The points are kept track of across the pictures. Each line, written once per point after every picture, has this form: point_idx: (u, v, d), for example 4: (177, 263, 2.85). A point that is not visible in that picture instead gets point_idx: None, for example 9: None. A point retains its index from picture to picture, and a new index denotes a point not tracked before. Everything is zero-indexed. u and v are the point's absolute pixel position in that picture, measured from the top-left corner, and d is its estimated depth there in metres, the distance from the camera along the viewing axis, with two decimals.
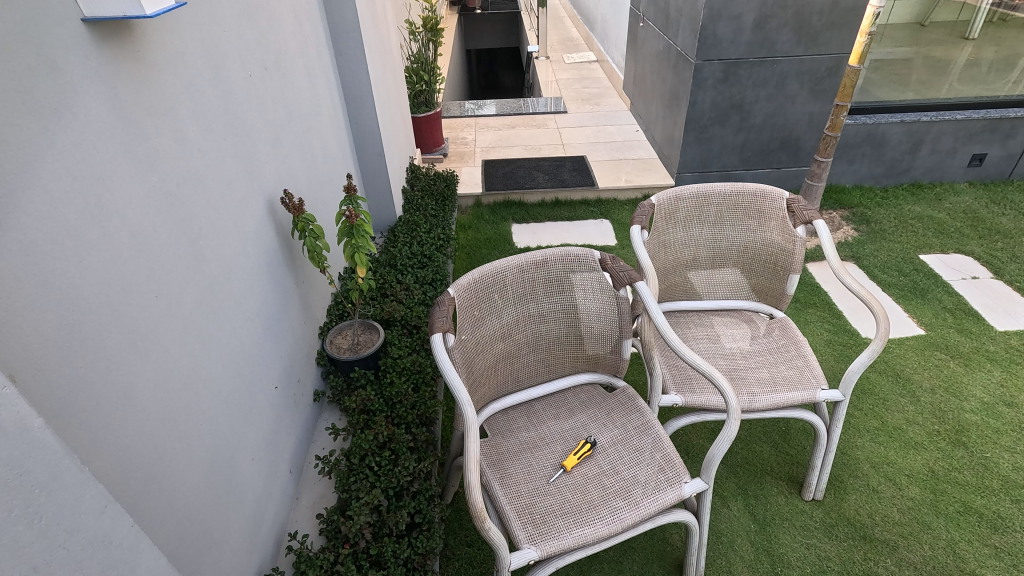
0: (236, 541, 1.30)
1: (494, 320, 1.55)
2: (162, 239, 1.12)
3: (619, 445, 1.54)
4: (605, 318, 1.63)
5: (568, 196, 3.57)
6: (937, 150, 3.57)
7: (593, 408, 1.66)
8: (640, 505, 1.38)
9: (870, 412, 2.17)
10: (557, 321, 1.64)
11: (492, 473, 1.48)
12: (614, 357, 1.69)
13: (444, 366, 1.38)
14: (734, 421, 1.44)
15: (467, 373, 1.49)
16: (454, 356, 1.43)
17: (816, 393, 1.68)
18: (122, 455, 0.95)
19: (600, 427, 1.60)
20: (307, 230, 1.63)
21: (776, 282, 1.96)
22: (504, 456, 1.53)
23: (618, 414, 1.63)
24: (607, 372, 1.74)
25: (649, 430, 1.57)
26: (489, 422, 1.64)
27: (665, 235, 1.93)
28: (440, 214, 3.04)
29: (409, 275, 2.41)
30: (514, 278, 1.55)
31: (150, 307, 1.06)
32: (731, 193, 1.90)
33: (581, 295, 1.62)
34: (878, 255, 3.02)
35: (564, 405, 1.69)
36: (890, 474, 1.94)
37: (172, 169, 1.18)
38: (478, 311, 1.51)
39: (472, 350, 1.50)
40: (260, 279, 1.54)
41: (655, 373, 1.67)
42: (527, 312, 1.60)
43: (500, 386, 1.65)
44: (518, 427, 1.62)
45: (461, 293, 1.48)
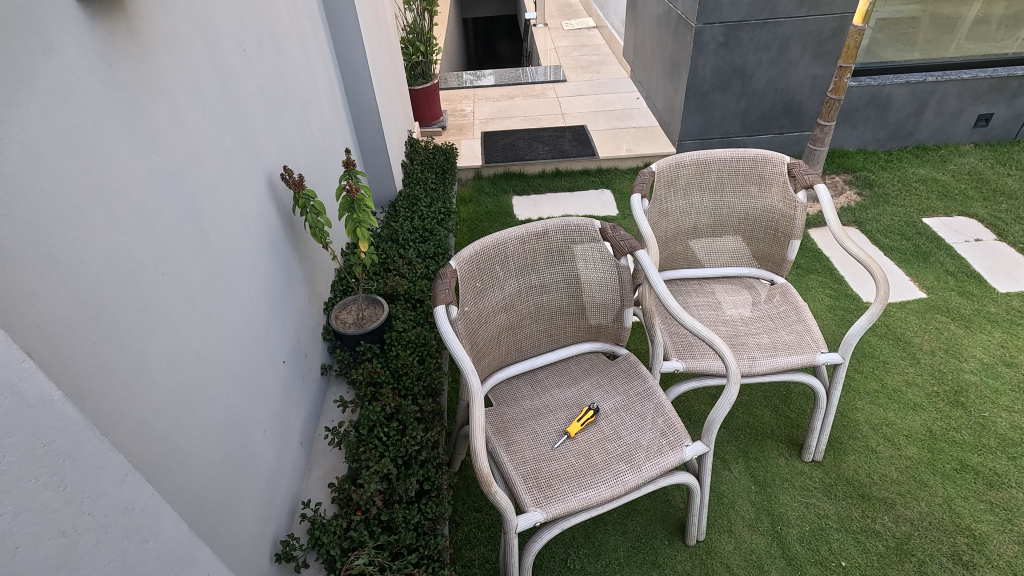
0: (253, 509, 1.34)
1: (496, 292, 1.58)
2: (167, 218, 1.13)
3: (622, 410, 1.57)
4: (607, 288, 1.65)
5: (569, 167, 3.54)
6: (942, 112, 3.51)
7: (595, 375, 1.69)
8: (642, 469, 1.42)
9: (870, 375, 2.19)
10: (559, 292, 1.66)
11: (496, 439, 1.51)
12: (616, 326, 1.71)
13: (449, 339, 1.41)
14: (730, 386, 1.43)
15: (471, 344, 1.52)
16: (457, 328, 1.45)
17: (816, 356, 1.69)
18: (141, 429, 0.98)
19: (603, 393, 1.63)
20: (308, 207, 1.63)
21: (776, 248, 1.96)
22: (508, 422, 1.56)
23: (620, 380, 1.66)
24: (609, 341, 1.76)
25: (651, 395, 1.59)
26: (493, 392, 1.67)
27: (666, 203, 1.92)
28: (441, 187, 3.02)
29: (411, 249, 2.42)
30: (515, 251, 1.57)
31: (158, 285, 1.08)
32: (731, 159, 1.89)
33: (581, 266, 1.63)
34: (880, 219, 3.01)
35: (567, 373, 1.72)
36: (888, 435, 1.98)
37: (173, 147, 1.18)
38: (480, 283, 1.53)
39: (475, 323, 1.53)
40: (264, 256, 1.56)
41: (656, 341, 1.68)
42: (528, 283, 1.62)
43: (503, 356, 1.67)
44: (523, 395, 1.65)
45: (464, 267, 1.50)
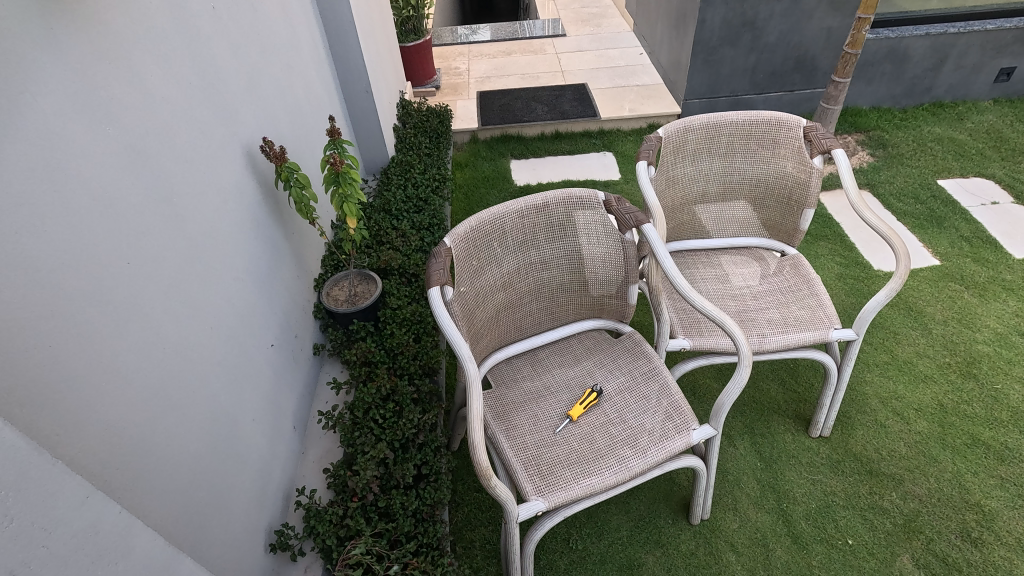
0: (244, 501, 1.30)
1: (494, 269, 1.49)
2: (132, 199, 1.03)
3: (627, 391, 1.51)
4: (610, 263, 1.57)
5: (569, 129, 3.38)
6: (962, 66, 3.34)
7: (598, 353, 1.62)
8: (648, 454, 1.37)
9: (880, 346, 2.13)
10: (559, 268, 1.57)
11: (496, 423, 1.45)
12: (621, 303, 1.63)
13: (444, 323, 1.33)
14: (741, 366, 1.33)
15: (468, 325, 1.44)
16: (453, 310, 1.37)
17: (828, 333, 1.62)
18: (112, 432, 0.91)
19: (606, 374, 1.56)
20: (291, 180, 1.52)
21: (788, 217, 1.86)
22: (508, 405, 1.50)
23: (624, 359, 1.59)
24: (612, 318, 1.68)
25: (656, 376, 1.53)
26: (492, 373, 1.61)
27: (673, 170, 1.81)
28: (435, 152, 2.88)
29: (405, 220, 2.31)
30: (513, 226, 1.47)
31: (124, 275, 0.99)
32: (743, 122, 1.77)
33: (583, 240, 1.54)
34: (893, 182, 2.89)
35: (568, 351, 1.65)
36: (897, 409, 1.93)
37: (135, 120, 1.07)
38: (477, 261, 1.44)
39: (472, 303, 1.45)
40: (246, 235, 1.46)
41: (662, 319, 1.60)
42: (527, 260, 1.53)
43: (502, 336, 1.60)
44: (523, 376, 1.59)
45: (459, 244, 1.40)
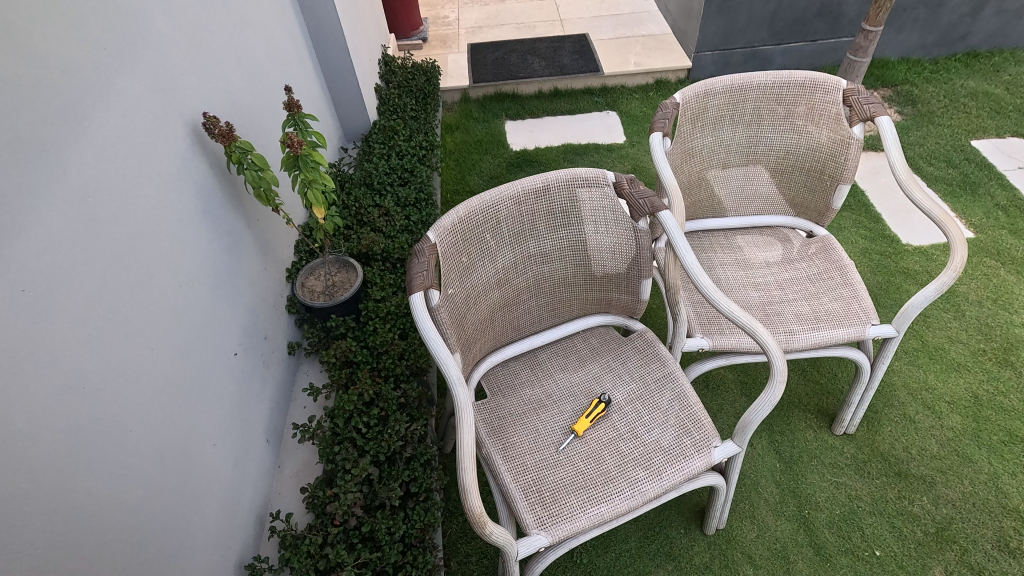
0: (204, 540, 1.15)
1: (487, 265, 1.29)
2: (26, 209, 0.82)
3: (638, 401, 1.34)
4: (620, 254, 1.37)
5: (569, 85, 3.09)
6: (1002, 10, 3.02)
7: (605, 354, 1.44)
8: (663, 476, 1.21)
9: (910, 331, 1.96)
10: (562, 260, 1.37)
11: (491, 441, 1.28)
12: (631, 298, 1.44)
13: (427, 334, 1.14)
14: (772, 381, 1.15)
15: (458, 331, 1.25)
16: (440, 317, 1.18)
17: (865, 330, 1.43)
18: (10, 508, 0.74)
19: (615, 379, 1.39)
20: (244, 163, 1.32)
21: (818, 194, 1.65)
22: (505, 418, 1.33)
23: (635, 362, 1.41)
24: (622, 313, 1.49)
25: (672, 382, 1.35)
26: (487, 378, 1.43)
27: (690, 142, 1.58)
28: (422, 115, 2.62)
29: (389, 196, 2.09)
30: (508, 215, 1.26)
31: (18, 308, 0.79)
32: (773, 85, 1.53)
33: (589, 229, 1.34)
34: (924, 143, 2.64)
35: (572, 352, 1.47)
36: (928, 401, 1.78)
37: (26, 105, 0.84)
38: (466, 257, 1.24)
39: (462, 306, 1.26)
40: (197, 230, 1.25)
41: (680, 320, 1.40)
42: (525, 253, 1.33)
43: (498, 337, 1.42)
44: (521, 382, 1.41)
45: (445, 239, 1.20)
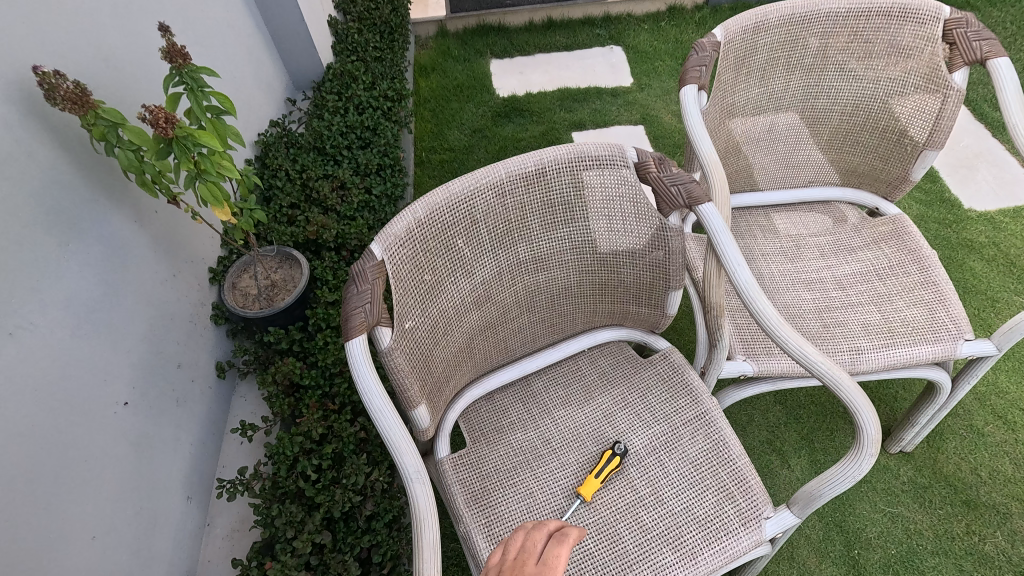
0: None
1: (460, 280, 0.94)
2: None
3: (663, 451, 1.02)
4: (641, 258, 1.02)
5: (565, 14, 2.60)
6: None
7: (619, 383, 1.12)
8: (699, 561, 0.92)
9: (975, 320, 1.64)
10: (563, 268, 1.03)
11: (471, 513, 0.98)
12: (654, 311, 1.10)
13: (372, 402, 0.77)
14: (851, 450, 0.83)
15: (422, 373, 0.92)
16: (394, 361, 0.85)
17: (955, 347, 1.10)
18: None
19: (632, 418, 1.07)
20: (115, 142, 0.88)
21: (889, 164, 1.28)
22: (489, 477, 1.02)
23: (657, 395, 1.09)
24: (640, 327, 1.16)
25: (707, 425, 1.04)
26: (468, 416, 1.11)
27: (732, 95, 1.22)
28: (388, 54, 2.16)
29: (346, 162, 1.69)
30: (488, 213, 0.91)
31: None
32: (847, 16, 1.15)
33: (600, 225, 0.99)
34: (988, 82, 2.22)
35: (576, 379, 1.14)
36: (999, 409, 1.49)
37: None
38: (430, 273, 0.90)
39: (427, 340, 0.92)
40: (44, 244, 0.87)
41: (719, 347, 1.04)
42: (513, 260, 0.98)
43: (479, 365, 1.09)
44: (511, 422, 1.10)
45: (398, 254, 0.85)
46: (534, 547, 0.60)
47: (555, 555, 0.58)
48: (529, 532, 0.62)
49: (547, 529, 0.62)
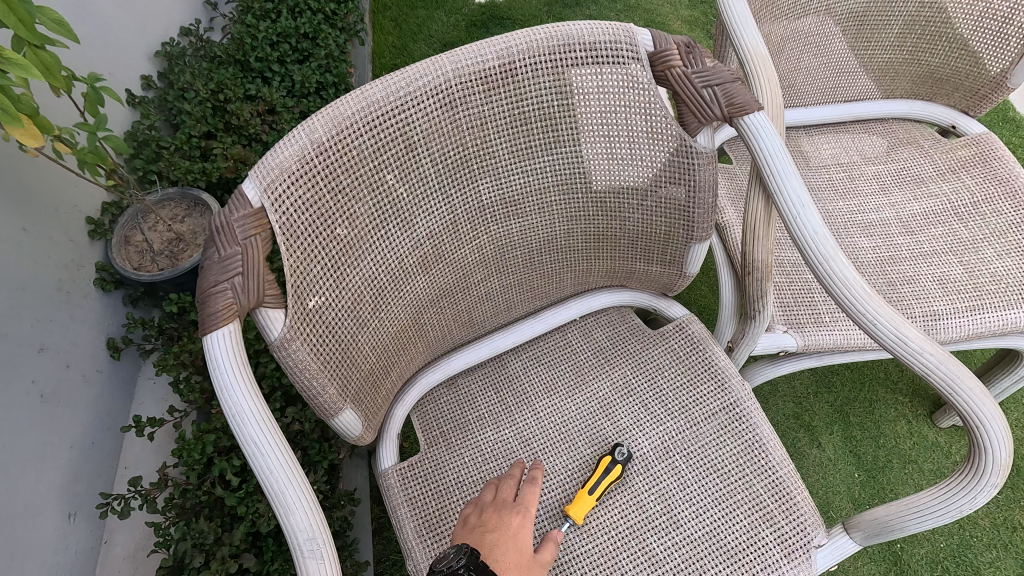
0: None
1: (396, 231, 0.65)
2: None
3: (680, 455, 0.78)
4: (655, 196, 0.73)
5: None
6: None
7: (621, 363, 0.85)
8: None
9: None
10: (545, 211, 0.74)
11: (424, 544, 0.73)
12: (669, 269, 0.82)
13: (245, 433, 0.50)
14: (955, 471, 0.59)
15: (344, 366, 0.65)
16: (294, 353, 0.58)
17: None
18: None
19: (639, 409, 0.81)
20: None
21: (969, 69, 0.98)
22: (450, 493, 0.77)
23: (672, 379, 0.83)
24: (649, 289, 0.88)
25: (738, 419, 0.78)
26: (423, 409, 0.85)
27: None
28: None
29: (277, 80, 1.36)
30: (429, 132, 0.62)
31: None
32: None
33: (596, 148, 0.70)
34: None
35: (565, 358, 0.87)
36: None
37: None
38: (345, 221, 0.61)
39: (349, 321, 0.64)
40: None
41: (757, 320, 0.76)
42: (473, 202, 0.69)
43: (436, 344, 0.81)
44: (480, 416, 0.84)
45: (288, 198, 0.55)
46: (509, 488, 0.67)
47: (530, 493, 0.66)
48: (499, 479, 0.69)
49: (515, 472, 0.69)
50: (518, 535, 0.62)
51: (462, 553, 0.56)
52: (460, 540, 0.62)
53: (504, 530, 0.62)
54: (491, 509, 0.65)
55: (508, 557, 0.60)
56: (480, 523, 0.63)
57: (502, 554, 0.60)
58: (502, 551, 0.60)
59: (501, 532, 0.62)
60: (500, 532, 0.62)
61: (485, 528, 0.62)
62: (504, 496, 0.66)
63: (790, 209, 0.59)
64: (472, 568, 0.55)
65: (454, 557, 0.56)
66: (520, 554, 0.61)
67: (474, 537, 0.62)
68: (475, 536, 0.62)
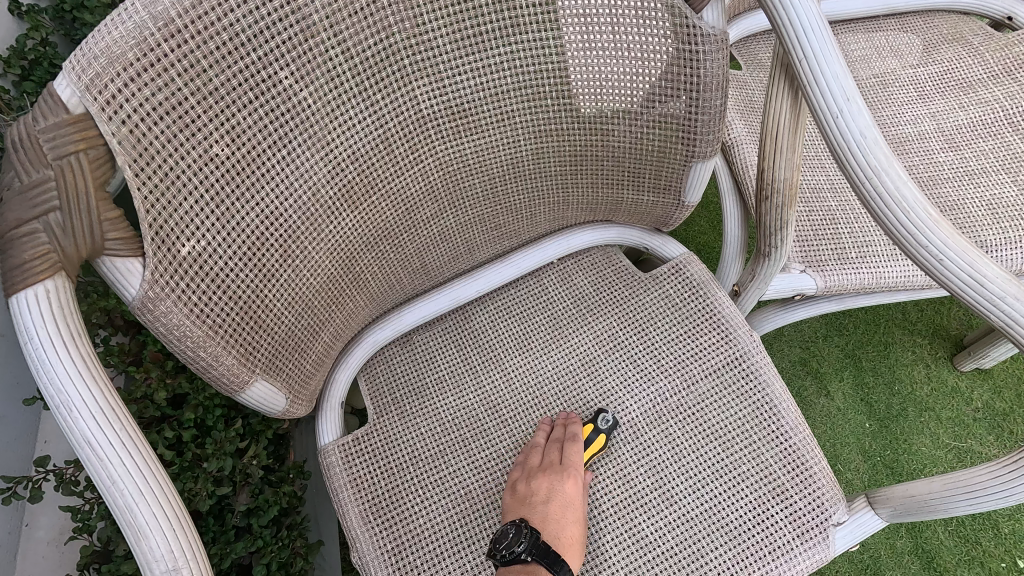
0: None
1: (304, 151, 0.50)
2: None
3: (674, 419, 0.65)
4: (648, 102, 0.57)
5: None
6: None
7: (606, 313, 0.72)
8: None
9: None
10: (505, 124, 0.58)
11: (370, 531, 0.62)
12: (664, 200, 0.67)
13: (79, 430, 0.36)
14: None
15: (245, 328, 0.51)
16: (164, 314, 0.44)
17: None
18: None
19: (626, 367, 0.68)
20: None
21: None
22: (401, 471, 0.65)
23: (666, 330, 0.69)
24: (638, 223, 0.73)
25: (743, 377, 0.66)
26: (370, 370, 0.72)
27: None
28: None
29: None
30: (336, 10, 0.45)
31: None
32: None
33: (571, 35, 0.53)
34: None
35: (541, 309, 0.73)
36: None
37: None
38: (224, 135, 0.45)
39: (248, 271, 0.50)
40: None
41: (770, 258, 0.61)
42: (409, 111, 0.53)
43: (380, 296, 0.66)
44: (438, 379, 0.70)
45: (125, 101, 0.39)
46: (553, 451, 0.62)
47: (576, 455, 0.61)
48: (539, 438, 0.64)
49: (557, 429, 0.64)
50: (572, 505, 0.59)
51: (521, 535, 0.56)
52: (512, 509, 0.60)
53: (560, 502, 0.59)
54: (538, 475, 0.61)
55: (567, 527, 0.58)
56: (531, 495, 0.60)
57: (561, 529, 0.58)
58: (561, 525, 0.58)
59: (555, 502, 0.59)
60: (556, 504, 0.59)
61: (535, 498, 0.60)
62: (550, 459, 0.61)
63: (827, 109, 0.43)
64: (533, 552, 0.55)
65: (514, 540, 0.56)
66: (577, 527, 0.59)
67: (528, 510, 0.59)
68: (530, 509, 0.59)
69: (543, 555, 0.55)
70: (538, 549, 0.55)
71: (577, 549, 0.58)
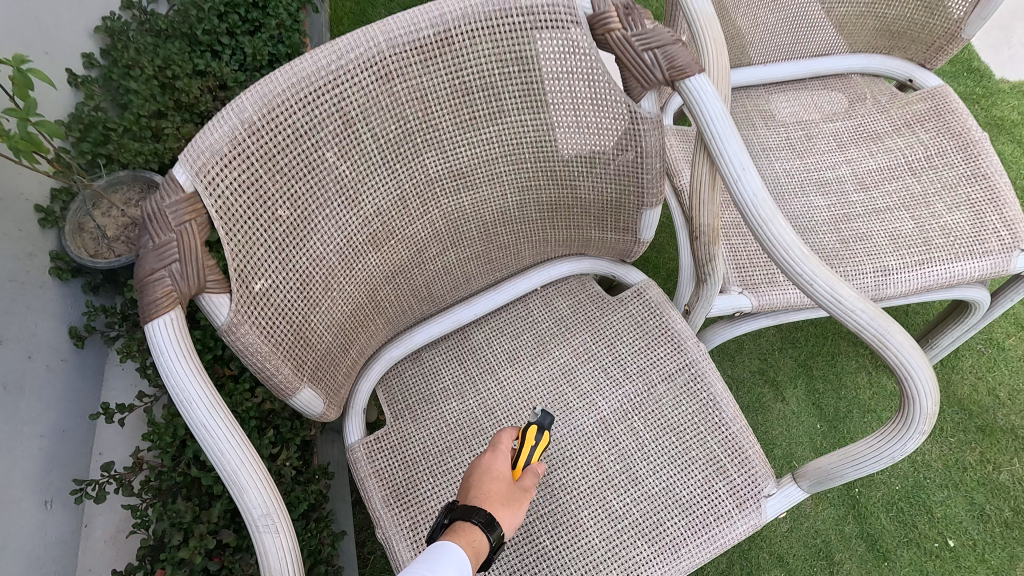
0: None
1: (341, 210, 0.65)
2: None
3: (638, 415, 0.80)
4: (607, 164, 0.73)
5: None
6: None
7: (582, 330, 0.87)
8: (682, 556, 0.72)
9: None
10: (495, 183, 0.74)
11: (391, 512, 0.76)
12: (624, 238, 0.83)
13: (194, 418, 0.51)
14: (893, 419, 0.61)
15: (295, 347, 0.65)
16: (240, 337, 0.59)
17: (1012, 260, 0.86)
18: None
19: (599, 374, 0.83)
20: None
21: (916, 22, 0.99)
22: (416, 464, 0.79)
23: (630, 343, 0.85)
24: (605, 256, 0.89)
25: (693, 379, 0.81)
26: (387, 382, 0.86)
27: None
28: None
29: (226, 55, 1.30)
30: (368, 107, 0.61)
31: None
32: None
33: (545, 116, 0.69)
34: None
35: (527, 328, 0.88)
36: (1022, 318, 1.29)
37: None
38: (286, 201, 0.60)
39: (299, 303, 0.65)
40: None
41: (708, 282, 0.77)
42: (421, 176, 0.69)
43: (396, 320, 0.81)
44: (444, 388, 0.85)
45: (222, 181, 0.55)
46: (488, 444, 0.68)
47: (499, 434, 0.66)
48: None
49: None
50: (492, 468, 0.62)
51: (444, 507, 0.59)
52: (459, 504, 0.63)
53: (481, 471, 0.62)
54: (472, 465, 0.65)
55: (488, 490, 0.60)
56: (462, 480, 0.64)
57: (480, 491, 0.60)
58: (481, 487, 0.60)
59: (478, 473, 0.62)
60: (478, 474, 0.62)
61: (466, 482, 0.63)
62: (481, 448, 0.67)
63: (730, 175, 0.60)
64: (450, 513, 0.57)
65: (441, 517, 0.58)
66: (498, 485, 0.60)
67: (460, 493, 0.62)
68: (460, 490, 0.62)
69: (459, 512, 0.57)
70: (453, 508, 0.57)
71: (499, 505, 0.59)
